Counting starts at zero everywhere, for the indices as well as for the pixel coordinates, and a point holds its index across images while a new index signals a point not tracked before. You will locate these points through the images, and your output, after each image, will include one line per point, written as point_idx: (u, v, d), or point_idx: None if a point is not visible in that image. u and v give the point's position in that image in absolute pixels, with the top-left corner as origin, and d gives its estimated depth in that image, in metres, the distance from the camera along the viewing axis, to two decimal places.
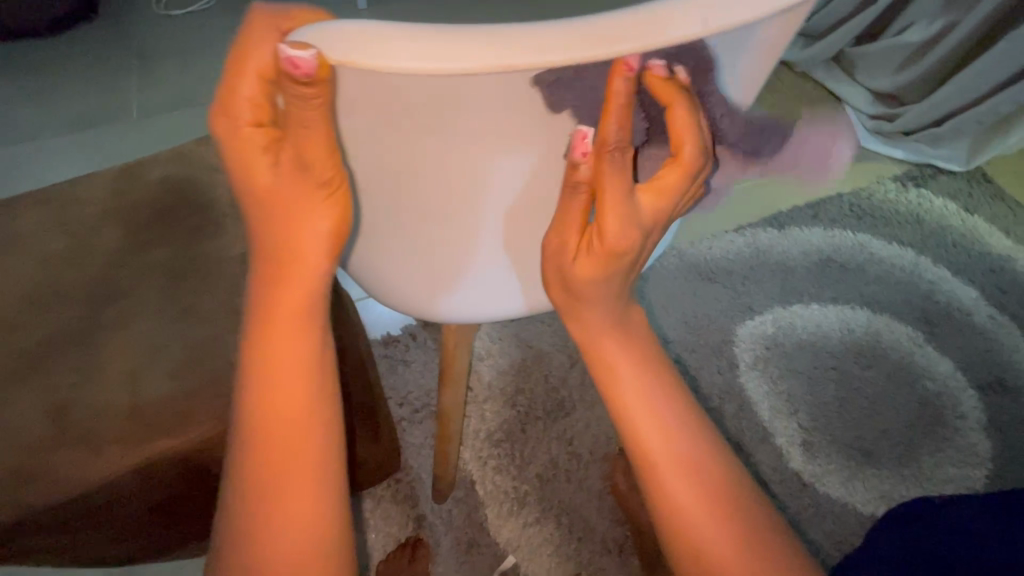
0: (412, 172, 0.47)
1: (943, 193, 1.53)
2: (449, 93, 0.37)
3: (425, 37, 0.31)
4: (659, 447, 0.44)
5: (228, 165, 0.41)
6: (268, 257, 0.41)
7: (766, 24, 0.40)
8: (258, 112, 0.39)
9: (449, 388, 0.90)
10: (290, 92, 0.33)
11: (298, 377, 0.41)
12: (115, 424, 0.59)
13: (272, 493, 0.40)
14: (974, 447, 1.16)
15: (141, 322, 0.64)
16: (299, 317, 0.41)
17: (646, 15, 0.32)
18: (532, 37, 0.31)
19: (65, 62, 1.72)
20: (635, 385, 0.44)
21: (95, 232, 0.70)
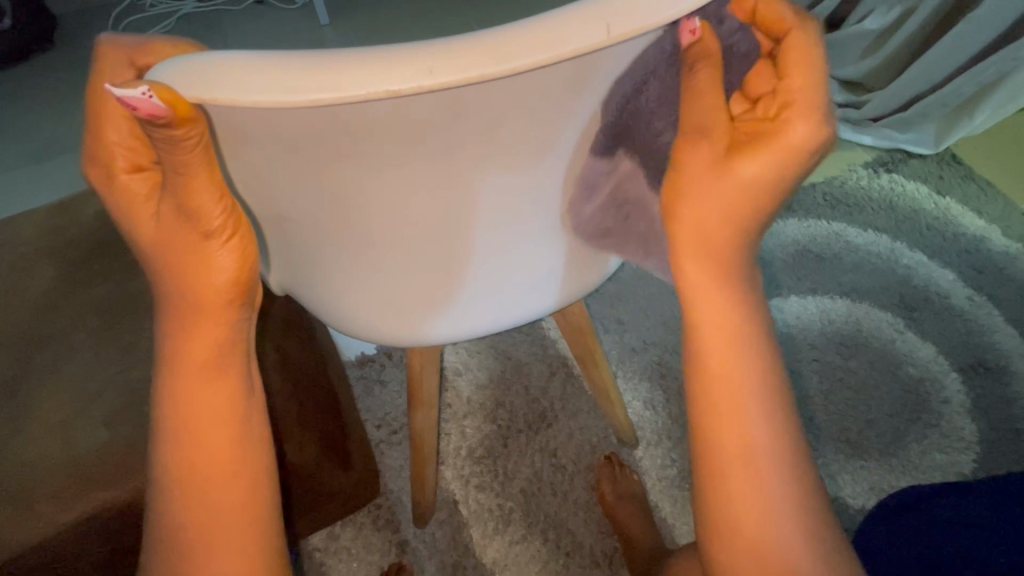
0: (356, 205, 0.44)
1: (914, 177, 1.52)
2: (354, 120, 0.34)
3: (295, 66, 0.28)
4: (730, 412, 0.48)
5: (115, 213, 0.43)
6: (174, 310, 0.43)
7: (687, 27, 0.37)
8: (134, 157, 0.40)
9: (420, 409, 0.88)
10: (157, 135, 0.31)
11: (217, 419, 0.44)
12: (47, 479, 0.55)
13: (207, 522, 0.44)
14: (960, 432, 1.15)
15: (74, 369, 0.61)
16: (208, 367, 0.43)
17: (531, 29, 0.30)
18: (414, 61, 0.29)
19: (21, 93, 1.67)
20: (722, 356, 0.48)
21: (23, 274, 0.67)
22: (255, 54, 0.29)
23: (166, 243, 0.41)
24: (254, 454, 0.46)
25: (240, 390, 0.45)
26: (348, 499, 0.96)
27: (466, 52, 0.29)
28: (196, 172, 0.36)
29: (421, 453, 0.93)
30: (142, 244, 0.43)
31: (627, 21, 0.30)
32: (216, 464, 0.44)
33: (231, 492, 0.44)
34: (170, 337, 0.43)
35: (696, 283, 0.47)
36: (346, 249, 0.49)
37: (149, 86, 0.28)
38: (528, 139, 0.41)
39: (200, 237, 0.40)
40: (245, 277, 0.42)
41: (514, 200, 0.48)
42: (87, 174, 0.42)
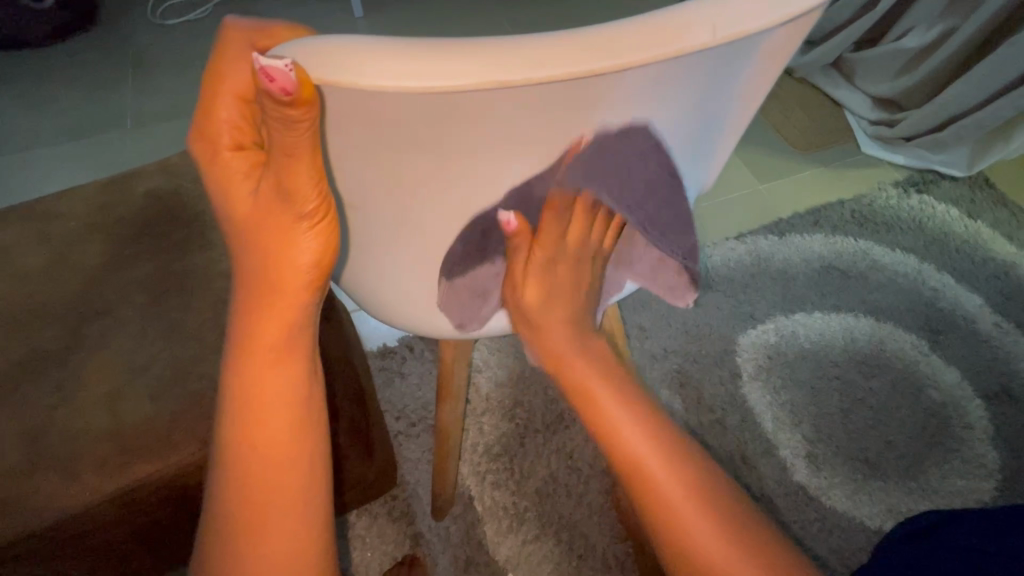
0: (429, 196, 0.44)
1: (945, 199, 1.51)
2: (455, 109, 0.34)
3: (417, 56, 0.29)
4: (635, 442, 0.48)
5: (210, 188, 0.44)
6: (253, 288, 0.44)
7: (772, 35, 0.38)
8: (238, 136, 0.42)
9: (447, 403, 0.88)
10: (273, 117, 0.32)
11: (282, 398, 0.45)
12: (95, 448, 0.57)
13: (261, 500, 0.44)
14: (982, 458, 1.14)
15: (123, 342, 0.62)
16: (279, 348, 0.45)
17: (645, 27, 0.31)
18: (528, 52, 0.29)
19: (60, 70, 1.71)
20: (605, 386, 0.51)
21: (79, 247, 0.68)
22: (382, 40, 0.29)
23: (260, 222, 0.42)
24: (311, 438, 0.47)
25: (305, 372, 0.46)
26: (368, 488, 0.96)
27: (583, 45, 0.30)
28: (298, 158, 0.36)
29: (443, 446, 0.94)
30: (233, 222, 0.44)
31: (734, 23, 0.31)
32: (276, 445, 0.45)
33: (289, 474, 0.45)
34: (246, 317, 0.44)
35: (560, 348, 0.54)
36: (408, 239, 0.50)
37: (291, 62, 0.29)
38: (608, 139, 0.42)
39: (292, 219, 0.41)
40: (324, 260, 0.43)
41: None
42: (191, 149, 0.44)
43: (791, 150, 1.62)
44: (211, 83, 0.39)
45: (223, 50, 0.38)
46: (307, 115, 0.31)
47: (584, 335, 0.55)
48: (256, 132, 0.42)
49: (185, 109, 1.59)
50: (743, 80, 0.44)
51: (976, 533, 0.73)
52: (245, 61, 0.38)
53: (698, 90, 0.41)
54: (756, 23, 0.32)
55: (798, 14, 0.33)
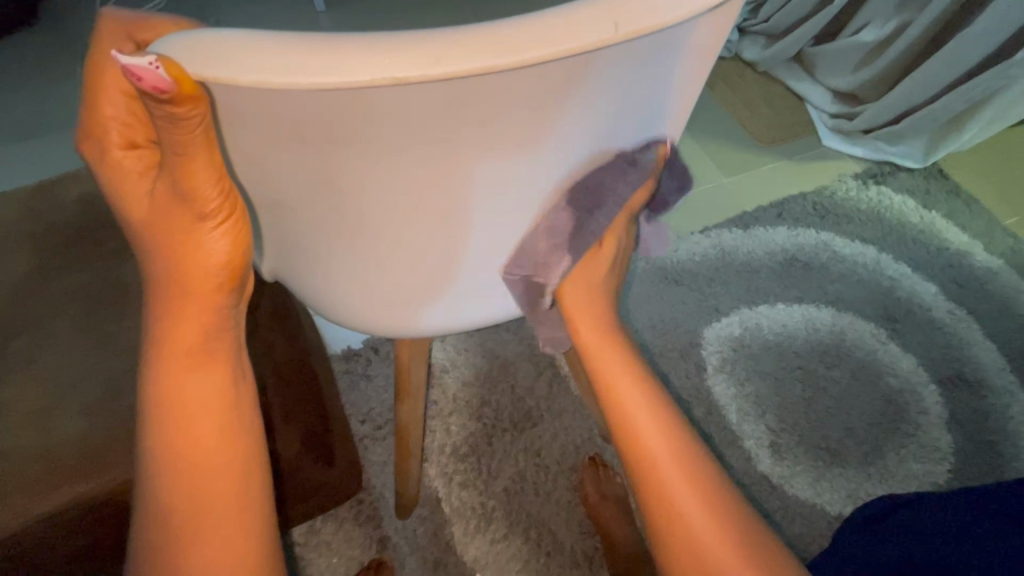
0: (350, 194, 0.43)
1: (903, 190, 1.55)
2: (357, 106, 0.33)
3: (304, 52, 0.28)
4: (646, 436, 0.56)
5: (108, 190, 0.43)
6: (168, 291, 0.43)
7: (692, 28, 0.38)
8: (130, 134, 0.40)
9: (407, 403, 0.87)
10: (159, 115, 0.31)
11: (207, 405, 0.44)
12: (23, 468, 0.54)
13: (192, 512, 0.43)
14: (936, 442, 1.18)
15: (53, 356, 0.60)
16: (195, 354, 0.44)
17: (543, 24, 0.30)
18: (422, 48, 0.28)
19: (3, 67, 1.63)
20: (623, 379, 0.58)
21: (6, 258, 0.65)
22: (266, 36, 0.28)
23: (161, 222, 0.42)
24: (241, 441, 0.46)
25: (230, 376, 0.46)
26: (330, 493, 0.95)
27: (476, 43, 0.29)
28: (193, 157, 0.36)
29: (405, 447, 0.93)
30: (135, 223, 0.43)
31: (635, 18, 0.31)
32: (206, 453, 0.44)
33: (221, 481, 0.44)
34: (160, 321, 0.44)
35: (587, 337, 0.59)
36: (338, 238, 0.49)
37: (156, 57, 0.28)
38: (527, 136, 0.42)
39: (193, 219, 0.40)
40: (239, 258, 0.43)
41: (516, 191, 0.47)
42: (80, 152, 0.42)
43: (755, 143, 1.64)
44: (90, 79, 0.37)
45: (98, 48, 0.35)
46: (194, 113, 0.31)
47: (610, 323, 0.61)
48: (148, 129, 0.41)
49: None
50: (670, 75, 0.44)
51: (932, 514, 0.75)
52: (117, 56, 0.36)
53: (615, 84, 0.40)
54: (659, 18, 0.31)
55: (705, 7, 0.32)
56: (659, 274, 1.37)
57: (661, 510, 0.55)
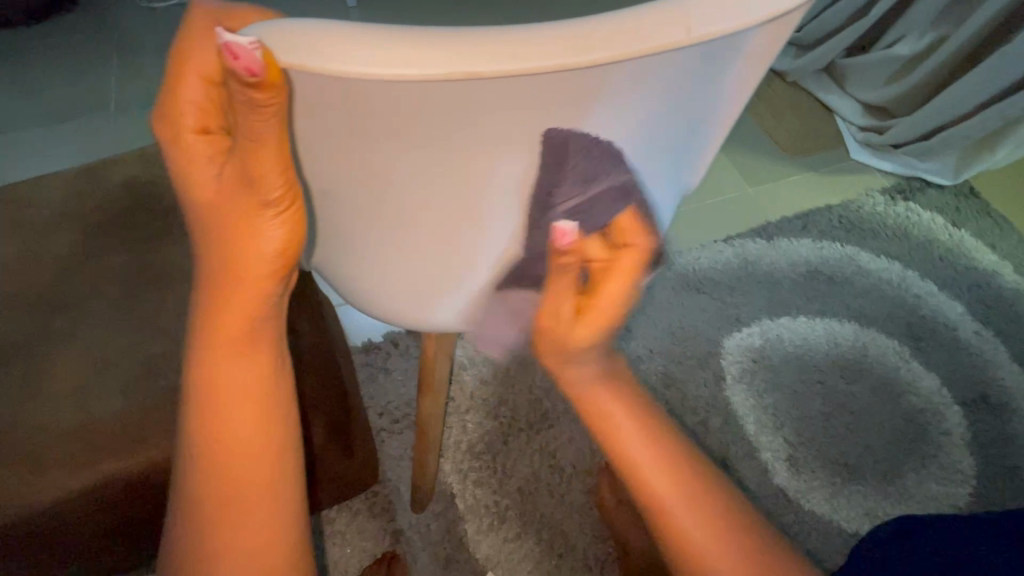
0: (402, 183, 0.44)
1: (931, 207, 1.52)
2: (421, 99, 0.34)
3: (392, 42, 0.28)
4: (667, 497, 0.48)
5: (174, 170, 0.43)
6: (216, 278, 0.42)
7: (753, 35, 0.38)
8: (205, 119, 0.41)
9: (429, 397, 0.88)
10: (239, 98, 0.31)
11: (248, 395, 0.44)
12: (61, 443, 0.55)
13: (228, 498, 0.44)
14: (958, 464, 1.16)
15: (94, 334, 0.61)
16: (241, 343, 0.44)
17: (619, 24, 0.30)
18: (499, 41, 0.29)
19: (44, 54, 1.71)
20: (634, 438, 0.48)
21: (50, 237, 0.66)
22: (350, 25, 0.29)
23: (224, 206, 0.41)
24: (277, 436, 0.46)
25: (272, 366, 0.46)
26: (348, 483, 0.96)
27: (552, 40, 0.30)
28: (265, 146, 0.36)
29: (425, 441, 0.93)
30: (197, 207, 0.43)
31: (709, 20, 0.31)
32: (245, 442, 0.44)
33: (260, 471, 0.45)
34: (207, 308, 0.43)
35: (592, 400, 0.48)
36: (376, 229, 0.49)
37: (255, 40, 0.29)
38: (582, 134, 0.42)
39: (257, 206, 0.40)
40: (294, 245, 0.42)
41: None
42: (153, 132, 0.42)
43: (781, 153, 1.63)
44: (176, 65, 0.38)
45: (188, 31, 0.37)
46: (274, 99, 0.31)
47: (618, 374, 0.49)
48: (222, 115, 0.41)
49: None
50: (725, 80, 0.44)
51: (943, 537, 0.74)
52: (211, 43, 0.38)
53: (675, 86, 0.41)
54: (731, 22, 0.31)
55: (777, 12, 0.32)
56: (681, 281, 1.37)
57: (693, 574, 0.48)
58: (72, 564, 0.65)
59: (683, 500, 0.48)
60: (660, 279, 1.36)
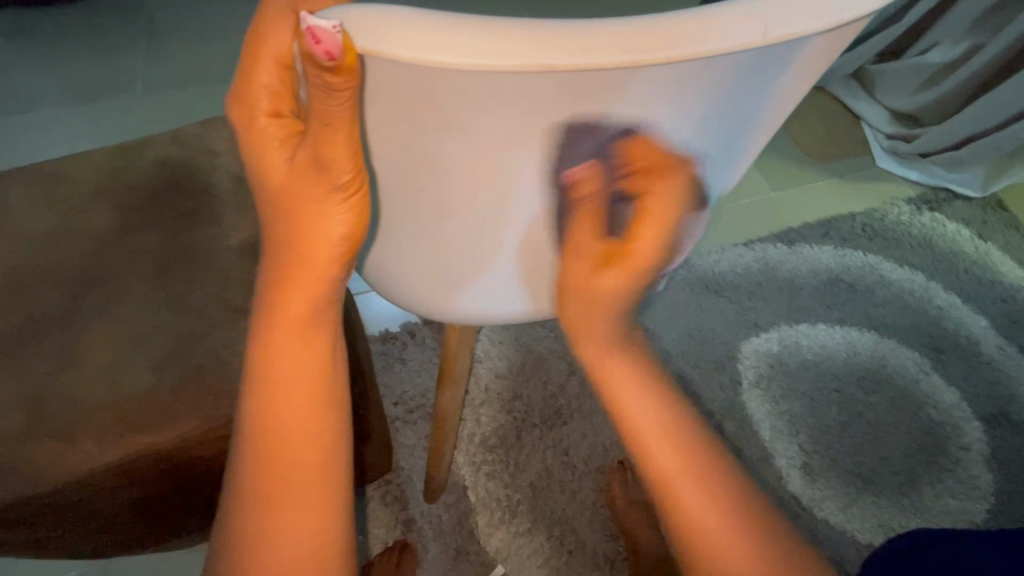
0: (452, 174, 0.44)
1: (957, 219, 1.50)
2: (484, 89, 0.34)
3: (469, 31, 0.29)
4: (670, 465, 0.51)
5: (246, 151, 0.45)
6: (285, 257, 0.46)
7: (813, 44, 0.38)
8: (276, 103, 0.42)
9: (449, 388, 0.88)
10: (317, 84, 0.33)
11: (304, 374, 0.47)
12: (96, 416, 0.56)
13: (279, 475, 0.46)
14: (976, 480, 1.14)
15: (128, 310, 0.62)
16: (303, 321, 0.47)
17: (694, 24, 0.31)
18: (571, 36, 0.30)
19: (73, 33, 1.73)
20: (640, 403, 0.52)
21: (86, 213, 0.68)
22: (430, 13, 0.30)
23: (296, 189, 0.43)
24: (333, 414, 0.48)
25: (328, 347, 0.48)
26: (363, 470, 0.96)
27: (625, 36, 0.31)
28: (335, 130, 0.37)
29: (442, 431, 0.93)
30: (270, 190, 0.45)
31: (782, 23, 0.32)
32: (298, 420, 0.47)
33: (309, 449, 0.47)
34: (275, 287, 0.46)
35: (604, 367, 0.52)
36: (416, 218, 0.50)
37: (339, 23, 0.29)
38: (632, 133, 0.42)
39: (325, 191, 0.41)
40: (356, 233, 0.44)
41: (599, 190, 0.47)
42: (229, 115, 0.44)
43: (806, 159, 1.61)
44: (251, 46, 0.39)
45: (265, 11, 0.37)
46: (349, 84, 0.32)
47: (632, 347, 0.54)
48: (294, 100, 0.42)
49: (198, 80, 1.61)
50: (775, 87, 0.44)
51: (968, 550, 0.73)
52: (284, 25, 0.37)
53: (727, 88, 0.41)
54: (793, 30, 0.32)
55: (839, 22, 0.33)
56: (699, 283, 1.36)
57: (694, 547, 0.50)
58: (98, 534, 0.66)
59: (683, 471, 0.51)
60: (678, 280, 1.36)
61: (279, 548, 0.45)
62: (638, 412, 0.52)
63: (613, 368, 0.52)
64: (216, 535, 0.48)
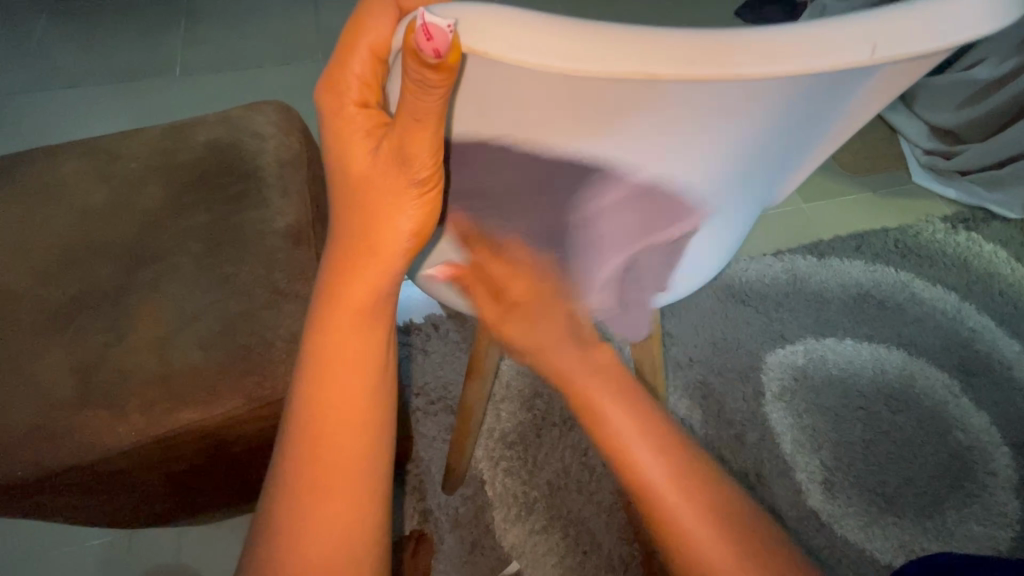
0: (519, 175, 0.44)
1: (994, 239, 1.46)
2: (573, 95, 0.34)
3: (575, 33, 0.29)
4: (639, 448, 0.47)
5: (327, 137, 0.44)
6: (348, 248, 0.45)
7: (884, 71, 0.38)
8: (366, 93, 0.42)
9: (475, 381, 0.88)
10: (413, 80, 0.32)
11: (353, 368, 0.47)
12: (143, 389, 0.58)
13: (320, 466, 0.46)
14: (1002, 507, 1.11)
15: (178, 287, 0.63)
16: (359, 315, 0.46)
17: (800, 36, 0.31)
18: (673, 46, 0.30)
19: (117, 13, 1.77)
20: (598, 380, 0.48)
21: (139, 191, 0.70)
22: (520, 12, 0.30)
23: (372, 181, 0.42)
24: (377, 413, 0.48)
25: (382, 342, 0.48)
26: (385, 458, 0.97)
27: (730, 49, 0.30)
28: (422, 127, 0.36)
29: (467, 424, 0.94)
30: (348, 177, 0.44)
31: (893, 43, 0.31)
32: (346, 414, 0.47)
33: (350, 445, 0.47)
34: (337, 276, 0.46)
35: (540, 338, 0.50)
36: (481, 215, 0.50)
37: (453, 23, 0.29)
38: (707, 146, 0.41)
39: (403, 185, 0.41)
40: (424, 230, 0.44)
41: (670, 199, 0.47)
42: (316, 98, 0.44)
43: (839, 171, 1.59)
44: (354, 34, 0.39)
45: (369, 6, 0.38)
46: (445, 81, 0.32)
47: (578, 323, 0.51)
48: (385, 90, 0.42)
49: (236, 64, 1.63)
50: (851, 105, 0.43)
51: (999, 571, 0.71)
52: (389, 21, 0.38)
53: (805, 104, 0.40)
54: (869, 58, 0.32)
55: (940, 48, 0.32)
56: (725, 291, 1.35)
57: (669, 537, 0.46)
58: (133, 504, 0.68)
59: (656, 454, 0.47)
60: (704, 287, 1.35)
61: (315, 536, 0.46)
62: (593, 386, 0.48)
63: (561, 351, 0.49)
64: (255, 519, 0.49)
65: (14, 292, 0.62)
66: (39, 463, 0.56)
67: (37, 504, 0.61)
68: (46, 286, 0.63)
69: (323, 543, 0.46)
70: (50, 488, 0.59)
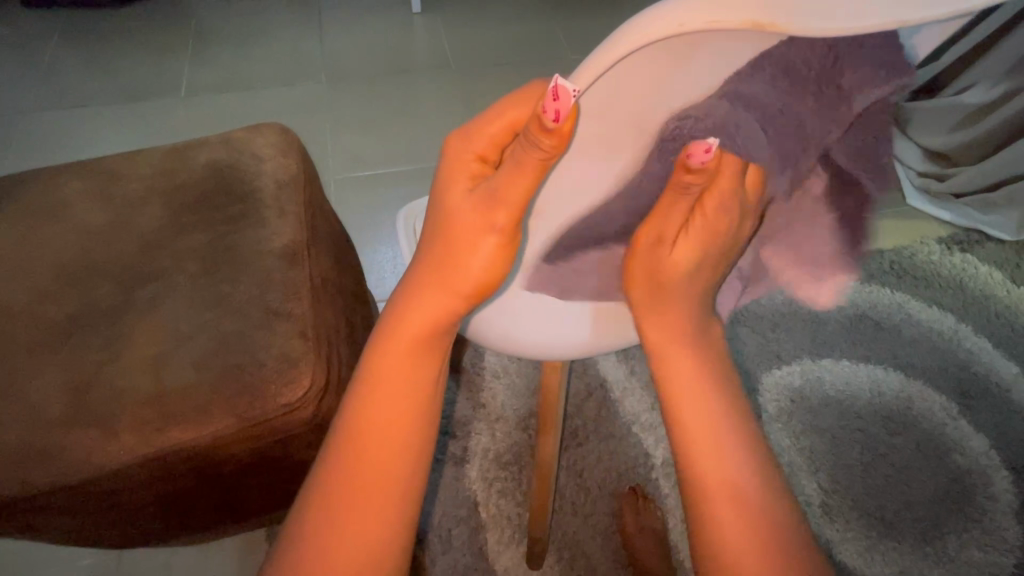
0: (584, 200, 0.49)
1: (989, 261, 1.47)
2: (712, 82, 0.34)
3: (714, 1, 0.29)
4: (710, 469, 0.50)
5: (441, 163, 0.49)
6: (424, 275, 0.49)
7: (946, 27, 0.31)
8: (489, 150, 0.46)
9: (547, 436, 0.85)
10: (529, 137, 0.39)
11: (407, 395, 0.50)
12: (136, 408, 0.58)
13: (359, 485, 0.48)
14: (1004, 533, 1.10)
15: (173, 307, 0.64)
16: (418, 344, 0.50)
17: None
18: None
19: (125, 35, 1.81)
20: (693, 384, 0.51)
21: (138, 211, 0.71)
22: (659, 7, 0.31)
23: (462, 222, 0.47)
24: (425, 424, 0.51)
25: (436, 373, 0.52)
26: None
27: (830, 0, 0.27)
28: (519, 175, 0.42)
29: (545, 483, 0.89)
30: (440, 214, 0.49)
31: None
32: (397, 437, 0.49)
33: (389, 464, 0.49)
34: (409, 300, 0.50)
35: (662, 349, 0.52)
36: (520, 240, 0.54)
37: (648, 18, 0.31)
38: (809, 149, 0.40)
39: (484, 230, 0.46)
40: (490, 277, 0.48)
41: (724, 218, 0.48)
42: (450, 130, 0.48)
43: None
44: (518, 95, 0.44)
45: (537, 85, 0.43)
46: (557, 145, 0.39)
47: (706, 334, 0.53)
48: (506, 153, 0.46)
49: (239, 85, 1.67)
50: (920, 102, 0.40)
51: None
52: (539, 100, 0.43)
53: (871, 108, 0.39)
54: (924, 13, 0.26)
55: None
56: None
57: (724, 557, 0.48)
58: (121, 524, 0.68)
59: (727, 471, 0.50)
60: None
61: (342, 549, 0.47)
62: (689, 395, 0.51)
63: (672, 357, 0.52)
64: (279, 543, 0.49)
65: (10, 310, 0.63)
66: (24, 483, 0.56)
67: (23, 524, 0.61)
68: (42, 305, 0.63)
69: (346, 554, 0.47)
70: (35, 508, 0.59)
